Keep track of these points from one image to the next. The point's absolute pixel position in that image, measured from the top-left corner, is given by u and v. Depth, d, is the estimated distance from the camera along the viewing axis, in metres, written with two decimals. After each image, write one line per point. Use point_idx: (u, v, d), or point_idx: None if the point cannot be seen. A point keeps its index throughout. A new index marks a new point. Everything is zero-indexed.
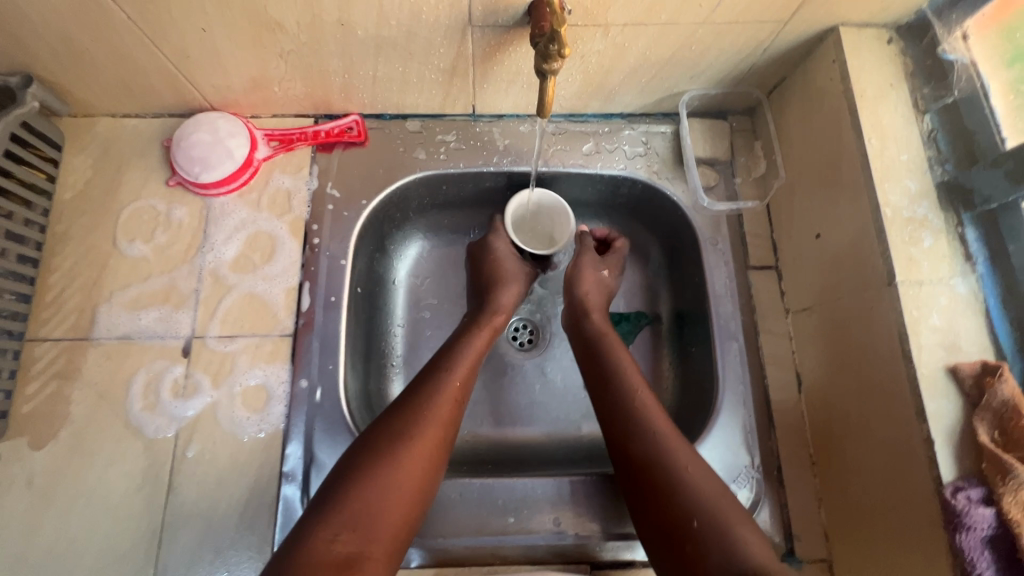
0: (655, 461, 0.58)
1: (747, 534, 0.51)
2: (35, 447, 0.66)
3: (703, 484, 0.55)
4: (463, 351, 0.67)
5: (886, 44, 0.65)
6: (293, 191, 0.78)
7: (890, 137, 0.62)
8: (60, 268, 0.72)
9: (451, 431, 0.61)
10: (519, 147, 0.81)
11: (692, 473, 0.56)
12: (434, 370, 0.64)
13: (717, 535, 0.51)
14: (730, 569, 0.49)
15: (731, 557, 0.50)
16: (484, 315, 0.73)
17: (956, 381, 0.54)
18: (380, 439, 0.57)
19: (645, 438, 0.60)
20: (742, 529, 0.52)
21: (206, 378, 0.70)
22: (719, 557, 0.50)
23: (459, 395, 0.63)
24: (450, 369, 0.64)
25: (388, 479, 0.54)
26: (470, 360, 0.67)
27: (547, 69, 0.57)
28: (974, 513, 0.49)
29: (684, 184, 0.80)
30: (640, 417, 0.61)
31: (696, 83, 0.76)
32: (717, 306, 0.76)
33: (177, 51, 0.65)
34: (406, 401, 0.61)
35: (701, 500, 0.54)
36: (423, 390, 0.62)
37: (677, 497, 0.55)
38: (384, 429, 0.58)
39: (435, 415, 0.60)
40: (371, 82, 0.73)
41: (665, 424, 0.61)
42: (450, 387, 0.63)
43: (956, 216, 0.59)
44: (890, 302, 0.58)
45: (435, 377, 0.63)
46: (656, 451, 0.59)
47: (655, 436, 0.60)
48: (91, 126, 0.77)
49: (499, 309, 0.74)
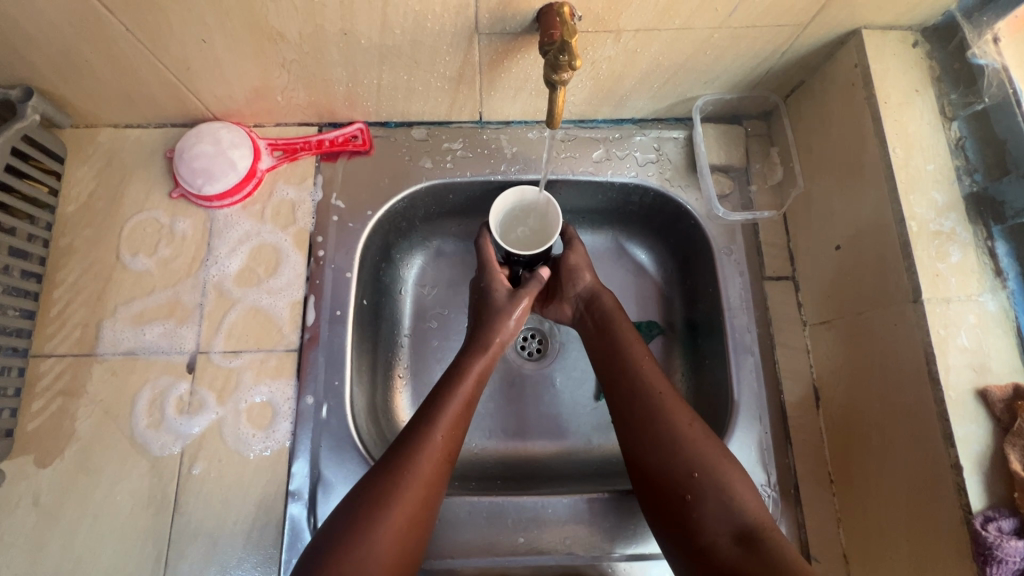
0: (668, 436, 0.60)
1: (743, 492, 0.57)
2: (41, 465, 0.66)
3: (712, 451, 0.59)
4: (448, 405, 0.63)
5: (912, 47, 0.62)
6: (297, 202, 0.76)
7: (916, 145, 0.59)
8: (64, 283, 0.72)
9: (437, 493, 0.59)
10: (527, 155, 0.79)
11: (695, 446, 0.59)
12: (418, 427, 0.61)
13: (715, 492, 0.56)
14: (727, 528, 0.55)
15: (730, 512, 0.55)
16: (471, 358, 0.68)
17: (986, 404, 0.52)
18: (359, 511, 0.55)
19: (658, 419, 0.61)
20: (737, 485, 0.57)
21: (211, 395, 0.69)
22: (715, 517, 0.56)
23: (445, 452, 0.61)
24: (433, 427, 0.61)
25: (371, 551, 0.53)
26: (456, 410, 0.63)
27: (556, 79, 0.55)
28: (1006, 546, 0.47)
29: (697, 192, 0.78)
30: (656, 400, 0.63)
31: (710, 88, 0.73)
32: (731, 318, 0.74)
33: (178, 62, 0.64)
34: (387, 465, 0.58)
35: (706, 464, 0.58)
36: (407, 447, 0.59)
37: (680, 468, 0.58)
38: (364, 498, 0.56)
39: (418, 475, 0.58)
40: (376, 91, 0.71)
41: (678, 405, 0.62)
42: (434, 446, 0.60)
43: (986, 229, 0.57)
44: (915, 320, 0.55)
45: (419, 437, 0.60)
46: (666, 425, 0.61)
47: (667, 416, 0.61)
48: (93, 137, 0.76)
49: (486, 348, 0.69)
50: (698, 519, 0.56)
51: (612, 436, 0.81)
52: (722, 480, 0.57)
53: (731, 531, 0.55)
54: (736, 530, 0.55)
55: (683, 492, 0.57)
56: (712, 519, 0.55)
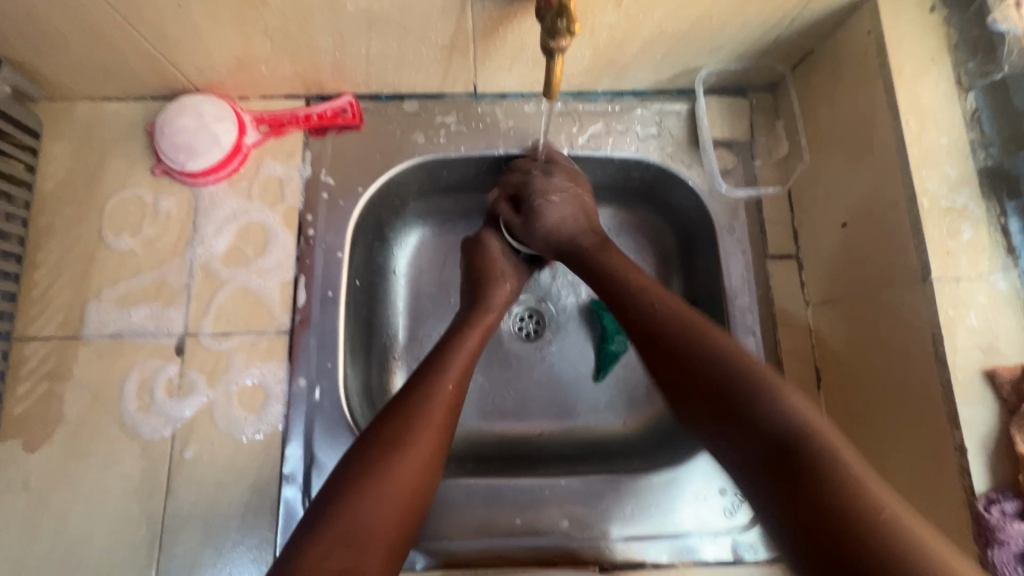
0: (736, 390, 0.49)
1: (716, 343, 0.53)
2: (29, 449, 0.65)
3: (708, 341, 0.53)
4: (457, 353, 0.63)
5: (929, 13, 0.59)
6: (285, 179, 0.74)
7: (930, 117, 0.57)
8: (45, 264, 0.69)
9: (443, 443, 0.57)
10: (523, 129, 0.76)
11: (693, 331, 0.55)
12: (426, 372, 0.61)
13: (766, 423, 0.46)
14: (760, 436, 0.46)
15: (759, 428, 0.46)
16: (477, 314, 0.69)
17: (994, 385, 0.50)
18: (372, 449, 0.53)
19: (672, 347, 0.55)
20: (790, 398, 0.47)
21: (201, 377, 0.67)
22: (750, 429, 0.47)
23: (454, 399, 0.60)
24: (442, 374, 0.61)
25: (380, 491, 0.51)
26: (463, 363, 0.63)
27: (554, 47, 0.52)
28: (1008, 528, 0.46)
29: (699, 166, 0.75)
30: (694, 349, 0.53)
31: (714, 57, 0.70)
32: (733, 298, 0.72)
33: (153, 30, 0.60)
34: (398, 408, 0.57)
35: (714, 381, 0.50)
36: (416, 393, 0.58)
37: (698, 402, 0.51)
38: (376, 439, 0.54)
39: (429, 421, 0.57)
40: (365, 61, 0.68)
41: (665, 297, 0.59)
42: (445, 391, 0.59)
43: (999, 206, 0.55)
44: (924, 299, 0.54)
45: (429, 382, 0.60)
46: (680, 350, 0.54)
47: (673, 329, 0.56)
48: (69, 111, 0.73)
49: (491, 306, 0.71)
50: (741, 438, 0.47)
51: (609, 416, 0.80)
52: (775, 408, 0.47)
53: (763, 438, 0.46)
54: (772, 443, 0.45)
55: (738, 429, 0.48)
56: (754, 443, 0.46)
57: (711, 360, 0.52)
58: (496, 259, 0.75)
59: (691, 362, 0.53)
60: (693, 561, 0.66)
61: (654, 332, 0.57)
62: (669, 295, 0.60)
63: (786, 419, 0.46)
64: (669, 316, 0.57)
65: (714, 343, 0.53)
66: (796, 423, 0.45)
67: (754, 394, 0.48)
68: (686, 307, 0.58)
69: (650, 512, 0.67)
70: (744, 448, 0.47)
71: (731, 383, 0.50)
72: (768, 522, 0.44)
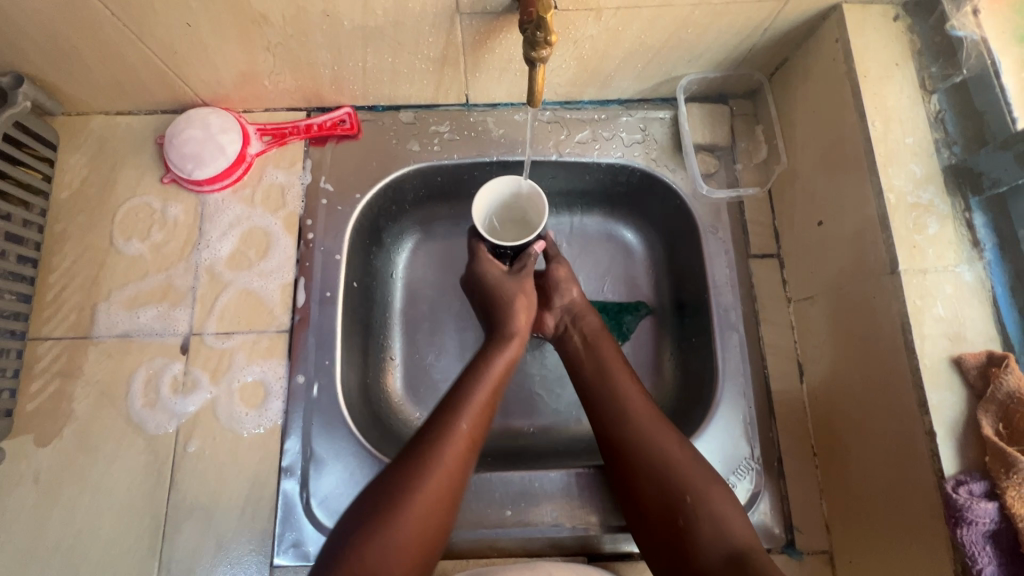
0: (689, 494, 0.57)
1: (678, 452, 0.59)
2: (40, 444, 0.68)
3: (671, 448, 0.60)
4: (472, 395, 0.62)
5: (892, 21, 0.62)
6: (286, 186, 0.77)
7: (895, 119, 0.60)
8: (59, 267, 0.73)
9: (464, 476, 0.58)
10: (513, 137, 0.80)
11: (660, 436, 0.61)
12: (442, 414, 0.60)
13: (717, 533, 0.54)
14: (716, 545, 0.54)
15: (721, 535, 0.54)
16: (500, 343, 0.68)
17: (960, 371, 0.52)
18: (386, 497, 0.53)
19: (637, 453, 0.60)
20: (733, 515, 0.55)
21: (205, 375, 0.70)
22: (706, 536, 0.54)
23: (471, 440, 0.59)
24: (457, 413, 0.60)
25: (391, 543, 0.51)
26: (481, 403, 0.62)
27: (535, 57, 0.55)
28: (976, 507, 0.47)
29: (682, 170, 0.79)
30: (660, 455, 0.59)
31: (694, 67, 0.74)
32: (716, 295, 0.75)
33: (164, 47, 0.65)
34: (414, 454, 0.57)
35: (674, 490, 0.57)
36: (430, 437, 0.58)
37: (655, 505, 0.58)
38: (388, 486, 0.54)
39: (444, 466, 0.56)
40: (362, 74, 0.72)
41: (634, 390, 0.65)
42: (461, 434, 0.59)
43: (964, 201, 0.57)
44: (893, 291, 0.56)
45: (445, 425, 0.59)
46: (651, 455, 0.59)
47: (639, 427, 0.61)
48: (85, 124, 0.77)
49: (511, 336, 0.68)
50: (694, 545, 0.54)
51: None
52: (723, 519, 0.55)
53: (719, 547, 0.53)
54: (727, 553, 0.53)
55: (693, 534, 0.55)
56: (712, 549, 0.53)
57: (674, 467, 0.58)
58: (503, 284, 0.71)
59: (654, 466, 0.59)
60: None
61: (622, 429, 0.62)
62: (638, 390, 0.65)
63: (731, 534, 0.54)
64: (638, 414, 0.62)
65: (677, 450, 0.59)
66: (745, 540, 0.54)
67: (704, 505, 0.56)
68: (651, 407, 0.63)
69: None
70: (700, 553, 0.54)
71: (691, 492, 0.57)
72: None
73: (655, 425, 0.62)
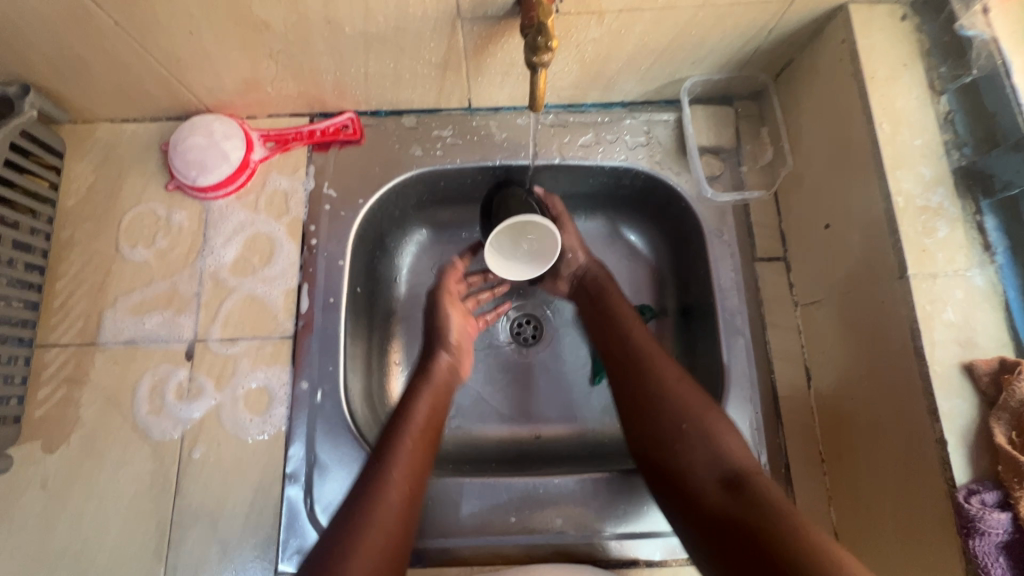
0: (686, 421, 0.60)
1: (678, 383, 0.63)
2: (48, 451, 0.68)
3: (669, 380, 0.63)
4: (400, 439, 0.62)
5: (900, 21, 0.61)
6: (290, 192, 0.78)
7: (903, 120, 0.59)
8: (66, 275, 0.74)
9: (411, 516, 0.58)
10: (515, 141, 0.79)
11: (662, 369, 0.64)
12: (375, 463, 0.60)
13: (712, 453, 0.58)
14: (712, 470, 0.57)
15: (718, 458, 0.57)
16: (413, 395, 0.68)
17: (972, 378, 0.51)
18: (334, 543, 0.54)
19: (639, 383, 0.64)
20: (730, 437, 0.59)
21: (209, 381, 0.71)
22: (702, 462, 0.58)
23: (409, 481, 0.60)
24: (387, 460, 0.60)
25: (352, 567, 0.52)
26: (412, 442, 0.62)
27: (537, 62, 0.54)
28: (989, 518, 0.47)
29: (686, 173, 0.78)
30: (659, 386, 0.63)
31: (698, 69, 0.73)
32: (722, 299, 0.74)
33: (167, 55, 0.65)
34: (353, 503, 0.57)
35: (673, 418, 0.61)
36: (365, 484, 0.58)
37: (653, 435, 0.61)
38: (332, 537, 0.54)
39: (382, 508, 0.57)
40: (364, 80, 0.72)
41: (639, 330, 0.69)
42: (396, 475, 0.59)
43: (975, 204, 0.56)
44: (901, 296, 0.55)
45: (377, 474, 0.59)
46: (651, 387, 0.63)
47: (646, 362, 0.65)
48: (91, 132, 0.78)
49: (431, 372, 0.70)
50: (690, 470, 0.58)
51: (606, 419, 0.82)
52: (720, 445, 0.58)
53: (716, 471, 0.57)
54: (723, 476, 0.56)
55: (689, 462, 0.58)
56: (708, 473, 0.57)
57: (673, 398, 0.62)
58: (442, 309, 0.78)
59: (655, 397, 0.62)
60: (686, 559, 0.66)
61: (629, 361, 0.66)
62: (642, 329, 0.70)
63: (728, 458, 0.57)
64: (642, 350, 0.67)
65: (674, 382, 0.63)
66: (743, 463, 0.57)
67: (701, 429, 0.60)
68: (655, 344, 0.68)
69: (644, 511, 0.68)
70: (698, 477, 0.57)
71: (690, 420, 0.60)
72: (700, 548, 0.55)
73: (661, 359, 0.66)
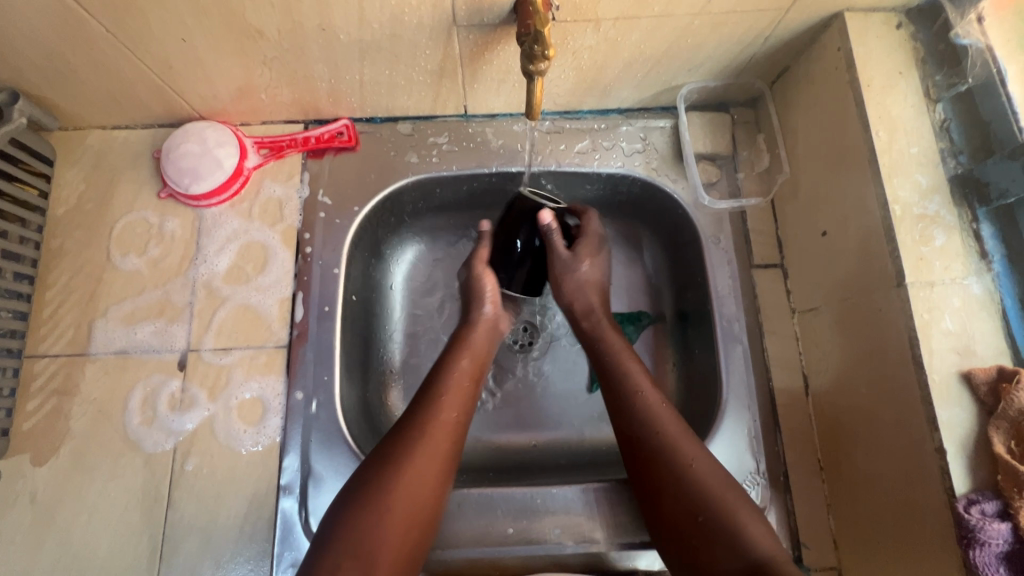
0: (703, 509, 0.54)
1: (689, 453, 0.58)
2: (37, 464, 0.67)
3: (677, 446, 0.58)
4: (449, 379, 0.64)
5: (895, 29, 0.62)
6: (284, 199, 0.77)
7: (899, 128, 0.59)
8: (56, 284, 0.72)
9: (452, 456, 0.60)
10: (511, 147, 0.79)
11: (668, 429, 0.60)
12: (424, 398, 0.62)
13: (733, 548, 0.52)
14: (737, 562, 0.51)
15: (738, 551, 0.52)
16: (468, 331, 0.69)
17: (970, 387, 0.51)
18: (374, 470, 0.56)
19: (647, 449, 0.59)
20: (755, 531, 0.53)
21: (202, 392, 0.70)
22: (725, 552, 0.52)
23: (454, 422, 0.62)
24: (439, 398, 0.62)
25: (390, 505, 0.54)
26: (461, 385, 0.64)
27: (534, 70, 0.55)
28: (989, 528, 0.46)
29: (683, 180, 0.78)
30: (667, 453, 0.58)
31: (694, 75, 0.73)
32: (719, 306, 0.74)
33: (158, 62, 0.64)
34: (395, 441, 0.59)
35: (688, 495, 0.56)
36: (416, 418, 0.60)
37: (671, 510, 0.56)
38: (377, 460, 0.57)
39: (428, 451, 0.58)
40: (359, 87, 0.71)
41: (643, 377, 0.65)
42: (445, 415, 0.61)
43: (971, 212, 0.56)
44: (899, 304, 0.55)
45: (426, 410, 0.61)
46: (661, 456, 0.58)
47: (650, 423, 0.60)
48: (82, 139, 0.77)
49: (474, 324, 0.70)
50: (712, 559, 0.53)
51: (604, 427, 0.81)
52: (742, 531, 0.52)
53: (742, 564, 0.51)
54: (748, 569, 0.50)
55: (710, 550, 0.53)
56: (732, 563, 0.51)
57: (683, 473, 0.57)
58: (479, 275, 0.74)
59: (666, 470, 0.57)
60: None
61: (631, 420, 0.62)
62: (646, 381, 0.65)
63: (751, 549, 0.51)
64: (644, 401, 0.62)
65: (683, 450, 0.58)
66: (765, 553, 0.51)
67: (724, 521, 0.53)
68: (662, 403, 0.63)
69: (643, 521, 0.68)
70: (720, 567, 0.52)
71: (708, 505, 0.54)
72: None
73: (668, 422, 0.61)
